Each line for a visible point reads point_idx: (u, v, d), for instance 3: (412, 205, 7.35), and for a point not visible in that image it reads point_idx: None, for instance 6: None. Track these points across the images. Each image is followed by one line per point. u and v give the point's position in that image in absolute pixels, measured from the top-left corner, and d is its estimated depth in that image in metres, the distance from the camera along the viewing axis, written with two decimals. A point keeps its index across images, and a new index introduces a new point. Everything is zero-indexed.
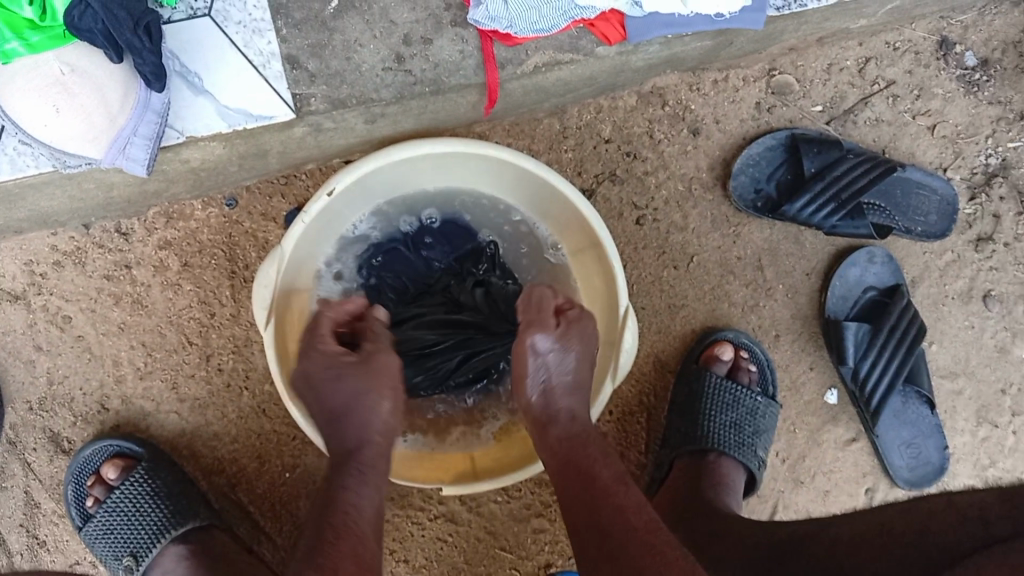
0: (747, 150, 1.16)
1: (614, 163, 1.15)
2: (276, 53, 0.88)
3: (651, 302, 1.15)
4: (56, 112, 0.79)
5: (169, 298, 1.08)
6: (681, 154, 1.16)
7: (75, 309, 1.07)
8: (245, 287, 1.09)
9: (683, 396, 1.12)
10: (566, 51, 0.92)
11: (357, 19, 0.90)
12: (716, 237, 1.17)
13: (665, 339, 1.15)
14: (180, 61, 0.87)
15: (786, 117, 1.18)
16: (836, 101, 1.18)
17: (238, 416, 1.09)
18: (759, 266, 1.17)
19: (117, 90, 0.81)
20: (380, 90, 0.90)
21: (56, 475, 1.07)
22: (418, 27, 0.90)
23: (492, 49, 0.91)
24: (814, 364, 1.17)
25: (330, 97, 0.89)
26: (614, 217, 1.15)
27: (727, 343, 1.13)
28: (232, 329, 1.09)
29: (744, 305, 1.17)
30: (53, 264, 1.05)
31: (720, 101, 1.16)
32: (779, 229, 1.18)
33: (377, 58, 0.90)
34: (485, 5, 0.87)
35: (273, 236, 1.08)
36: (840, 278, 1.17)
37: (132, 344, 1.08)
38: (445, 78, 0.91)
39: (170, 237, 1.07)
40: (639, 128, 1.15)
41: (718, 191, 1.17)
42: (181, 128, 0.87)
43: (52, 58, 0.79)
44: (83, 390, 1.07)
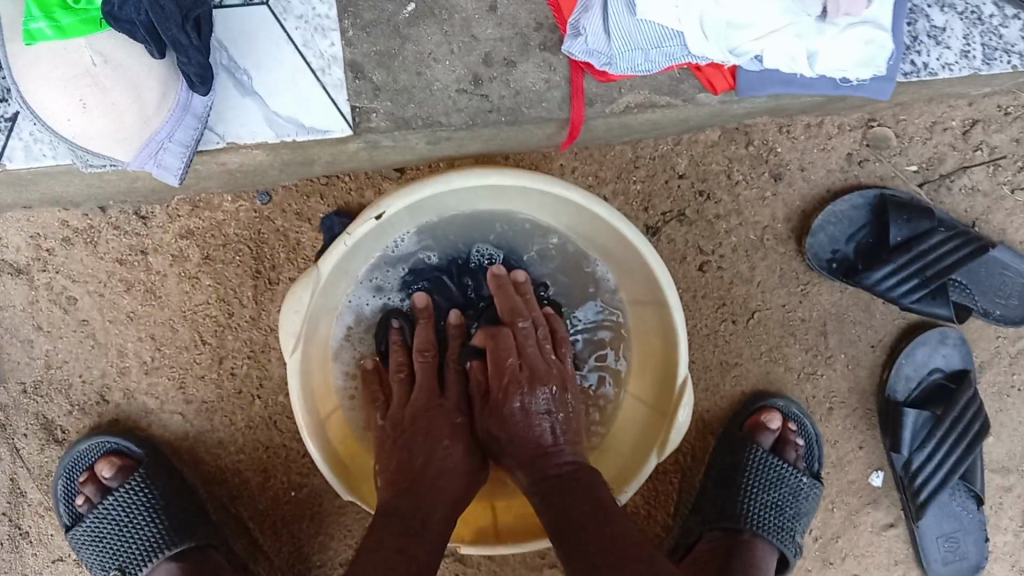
0: (831, 207, 1.06)
1: (684, 202, 1.05)
2: (338, 58, 0.77)
3: (702, 357, 1.06)
4: (83, 108, 0.68)
5: (185, 291, 0.99)
6: (757, 200, 1.06)
7: (82, 291, 0.97)
8: (268, 290, 0.99)
9: (723, 464, 1.04)
10: (663, 94, 0.81)
11: (434, 28, 0.78)
12: (781, 295, 1.07)
13: (714, 399, 1.07)
14: (229, 54, 0.76)
15: (877, 173, 1.07)
16: (933, 163, 1.07)
17: (246, 425, 1.01)
18: (823, 331, 1.08)
19: (156, 89, 0.70)
20: (450, 115, 0.79)
21: (45, 465, 0.99)
22: (502, 46, 0.79)
23: (582, 81, 0.80)
24: (864, 443, 1.09)
25: (393, 115, 0.78)
26: (675, 261, 1.06)
27: (776, 412, 1.05)
28: (250, 332, 1.00)
29: (800, 372, 1.08)
30: (62, 241, 0.96)
31: (809, 147, 1.06)
32: (849, 294, 1.08)
33: (451, 77, 0.79)
34: (584, 37, 0.75)
35: (306, 238, 0.98)
36: (908, 357, 1.08)
37: (140, 335, 0.99)
38: (524, 108, 0.80)
39: (192, 226, 0.97)
40: (716, 167, 1.05)
41: (792, 245, 1.07)
42: (221, 133, 0.76)
43: (83, 46, 0.67)
44: (82, 378, 0.99)
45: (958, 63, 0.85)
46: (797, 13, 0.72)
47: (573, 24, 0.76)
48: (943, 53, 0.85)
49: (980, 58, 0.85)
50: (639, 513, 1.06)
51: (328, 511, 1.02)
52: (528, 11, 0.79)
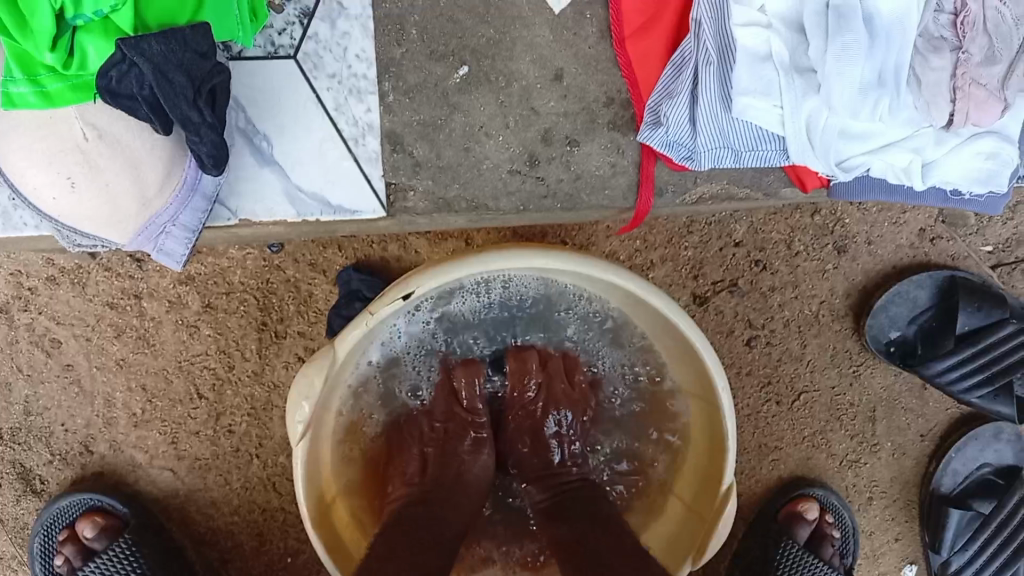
0: (897, 286, 0.96)
1: (738, 271, 0.95)
2: (374, 126, 0.66)
3: (741, 438, 0.98)
4: (70, 187, 0.57)
5: (182, 340, 0.89)
6: (816, 273, 0.97)
7: (67, 334, 0.87)
8: (274, 344, 0.90)
9: (753, 554, 0.97)
10: (743, 186, 0.71)
11: (489, 97, 0.67)
12: (831, 376, 0.99)
13: (749, 483, 0.99)
14: (246, 115, 0.65)
15: (948, 252, 0.98)
16: (1010, 245, 0.98)
17: (242, 486, 0.92)
18: (871, 417, 1.00)
19: (158, 168, 0.59)
20: (498, 198, 0.68)
21: (21, 517, 0.91)
22: (566, 123, 0.68)
23: (652, 168, 0.69)
24: (900, 534, 1.02)
25: (433, 194, 0.68)
26: (721, 334, 0.96)
27: (815, 501, 0.97)
28: (251, 387, 0.91)
29: (842, 459, 1.00)
30: (46, 279, 0.85)
31: (878, 220, 0.96)
32: (903, 379, 1.00)
33: (504, 155, 0.68)
34: (665, 127, 0.65)
35: (319, 290, 0.88)
36: (958, 452, 1.00)
37: (130, 385, 0.90)
38: (583, 194, 0.69)
39: (193, 271, 0.87)
40: (776, 236, 0.95)
41: (848, 323, 0.98)
42: (233, 209, 0.66)
43: (74, 116, 0.56)
44: (65, 427, 0.90)
45: None
46: (920, 122, 0.62)
47: (652, 108, 0.66)
48: None
49: None
50: None
51: None
52: (599, 82, 0.68)
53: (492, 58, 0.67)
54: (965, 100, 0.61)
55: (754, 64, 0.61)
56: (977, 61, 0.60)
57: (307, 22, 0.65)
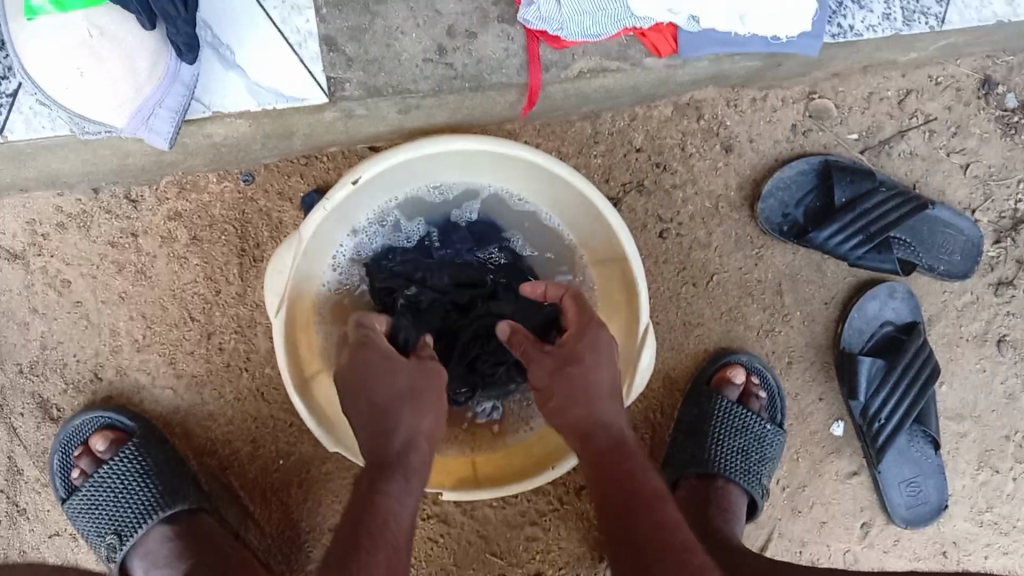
0: (778, 173, 1.14)
1: (643, 173, 1.12)
2: (313, 33, 0.84)
3: (666, 318, 1.13)
4: (80, 76, 0.75)
5: (174, 271, 1.04)
6: (710, 170, 1.14)
7: (75, 273, 1.03)
8: (253, 267, 1.05)
9: (691, 416, 1.10)
10: (613, 59, 0.89)
11: (401, 4, 0.85)
12: (737, 258, 1.15)
13: (679, 357, 1.13)
14: (213, 32, 0.82)
15: (821, 142, 1.15)
16: (872, 130, 1.16)
17: (235, 397, 1.06)
18: (778, 291, 1.15)
19: (147, 58, 0.76)
20: (418, 82, 0.86)
21: (42, 442, 1.04)
22: (464, 19, 0.86)
23: (538, 49, 0.87)
24: (823, 395, 1.16)
25: (365, 84, 0.86)
26: (637, 229, 1.13)
27: (739, 366, 1.11)
28: (236, 308, 1.05)
29: (759, 330, 1.15)
30: (56, 226, 1.02)
31: (755, 119, 1.14)
32: (802, 255, 1.15)
33: (418, 48, 0.86)
34: (537, 5, 0.83)
35: (288, 216, 1.04)
36: (859, 310, 1.15)
37: (132, 315, 1.04)
38: (485, 75, 0.87)
39: (180, 208, 1.03)
40: (671, 140, 1.12)
41: (745, 211, 1.15)
42: (207, 103, 0.83)
43: (81, 20, 0.74)
44: (77, 358, 1.04)
45: (880, 24, 0.93)
46: None
47: None
48: (867, 16, 0.93)
49: (900, 20, 0.94)
50: None
51: (316, 477, 1.07)
52: None
53: None
54: None
55: None
56: None
57: None
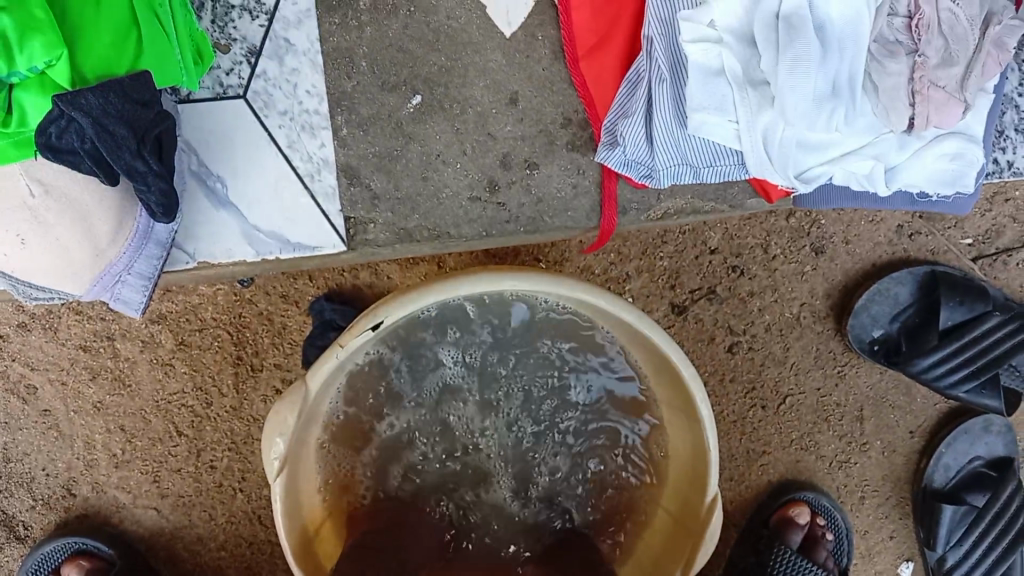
0: (878, 284, 0.95)
1: (715, 278, 0.94)
2: (329, 161, 0.66)
3: (727, 444, 0.98)
4: (21, 244, 0.57)
5: (157, 380, 0.88)
6: (795, 276, 0.96)
7: (42, 379, 0.87)
8: (250, 377, 0.89)
9: (747, 560, 0.96)
10: (708, 200, 0.70)
11: (444, 125, 0.66)
12: (816, 378, 0.98)
13: (739, 490, 0.98)
14: (198, 158, 0.64)
15: (928, 247, 0.97)
16: (991, 236, 0.97)
17: (227, 520, 0.92)
18: (859, 416, 0.99)
19: (109, 219, 0.58)
20: (460, 226, 0.68)
21: (7, 563, 0.91)
22: (524, 146, 0.67)
23: (615, 188, 0.68)
24: (894, 532, 1.02)
25: (394, 226, 0.67)
26: (703, 341, 0.96)
27: (806, 505, 0.96)
28: (230, 423, 0.90)
29: (831, 460, 0.99)
30: (17, 326, 0.85)
31: (855, 218, 0.95)
32: (889, 376, 0.99)
33: (463, 182, 0.67)
34: (622, 147, 0.64)
35: (292, 322, 0.88)
36: (949, 446, 0.99)
37: (109, 426, 0.89)
38: (546, 218, 0.69)
39: (164, 310, 0.86)
40: (752, 240, 0.94)
41: (830, 324, 0.97)
42: (191, 253, 0.65)
43: (18, 174, 0.55)
44: (46, 471, 0.90)
45: None
46: (879, 130, 0.61)
47: (608, 129, 0.65)
48: None
49: None
50: None
51: None
52: (555, 104, 0.67)
53: (445, 85, 0.66)
54: (925, 105, 0.59)
55: (706, 80, 0.60)
56: (935, 64, 0.59)
57: (254, 60, 0.64)
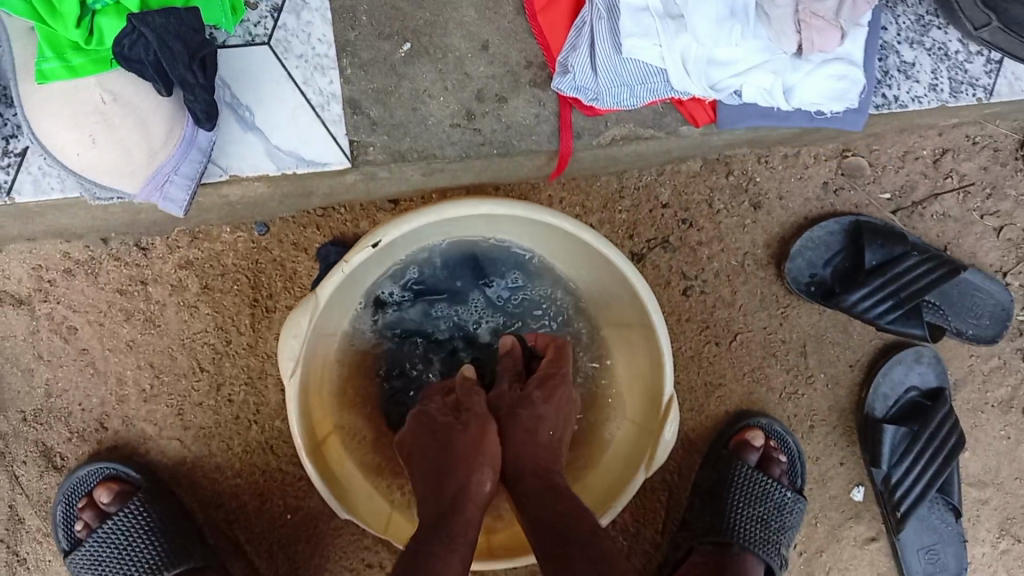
0: (809, 232, 1.10)
1: (668, 230, 1.09)
2: (336, 95, 0.81)
3: (687, 378, 1.10)
4: (92, 143, 0.71)
5: (183, 320, 1.01)
6: (738, 227, 1.10)
7: (82, 320, 1.00)
8: (265, 318, 1.02)
9: (710, 480, 1.07)
10: (647, 127, 0.86)
11: (429, 67, 0.82)
12: (762, 318, 1.11)
13: (699, 419, 1.11)
14: (232, 91, 0.79)
15: (852, 201, 1.12)
16: (906, 190, 1.12)
17: (243, 450, 1.03)
18: (802, 352, 1.12)
19: (162, 124, 0.73)
20: (444, 148, 0.83)
21: (44, 492, 1.01)
22: (495, 83, 0.83)
23: (570, 116, 0.84)
24: (844, 459, 1.13)
25: (390, 148, 0.82)
26: (660, 286, 1.10)
27: (759, 430, 1.08)
28: (247, 359, 1.02)
29: (781, 392, 1.12)
30: (64, 272, 0.98)
31: (786, 176, 1.10)
32: (827, 316, 1.12)
33: (445, 112, 0.83)
34: (572, 74, 0.79)
35: (302, 267, 1.01)
36: (884, 376, 1.12)
37: (140, 364, 1.01)
38: (514, 141, 0.84)
39: (191, 257, 1.00)
40: (698, 196, 1.09)
41: (771, 270, 1.12)
42: (224, 167, 0.80)
43: (93, 85, 0.71)
44: (82, 407, 1.01)
45: (927, 96, 0.89)
46: (774, 51, 0.77)
47: (562, 62, 0.81)
48: (913, 87, 0.90)
49: (948, 91, 0.90)
50: (629, 530, 1.09)
51: (324, 533, 1.04)
52: (518, 49, 0.83)
53: (429, 35, 0.82)
54: (808, 31, 0.75)
55: (635, 14, 0.76)
56: None
57: (277, 15, 0.80)
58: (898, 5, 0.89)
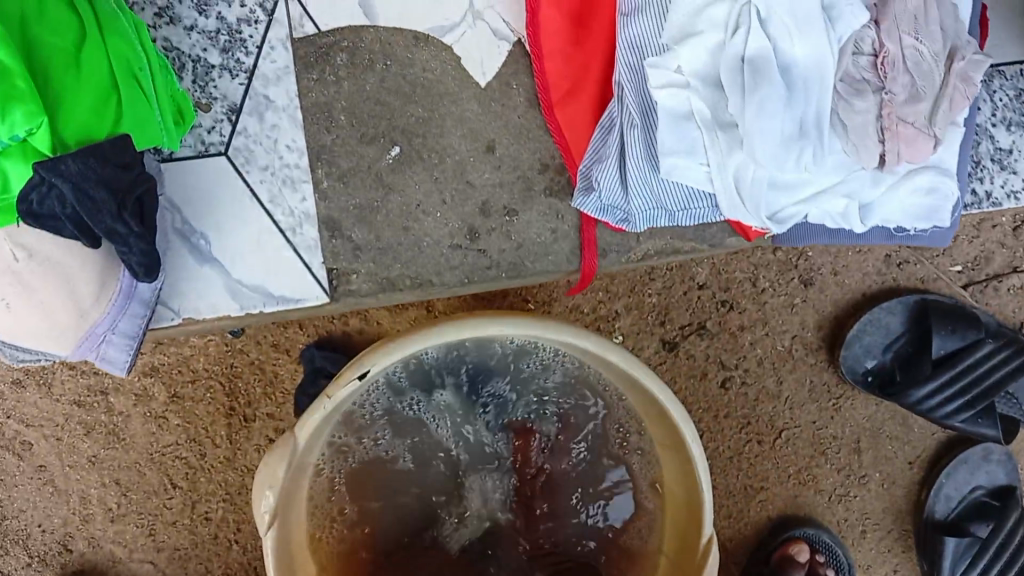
0: (867, 315, 0.95)
1: (705, 314, 0.94)
2: (310, 214, 0.70)
3: (725, 481, 0.97)
4: (6, 308, 0.58)
5: (151, 432, 0.89)
6: (785, 308, 0.96)
7: (37, 435, 0.88)
8: (243, 427, 0.89)
9: None
10: (687, 240, 0.74)
11: (422, 172, 0.70)
12: (811, 410, 0.98)
13: (738, 526, 0.98)
14: (183, 216, 0.69)
15: (917, 276, 0.97)
16: (980, 263, 0.97)
17: (223, 573, 0.91)
18: (856, 449, 0.99)
19: (91, 280, 0.59)
20: (442, 273, 0.71)
21: None
22: (502, 193, 0.71)
23: (594, 232, 0.72)
24: (899, 566, 1.01)
25: (376, 276, 0.70)
26: (696, 378, 0.96)
27: (804, 542, 0.95)
28: (224, 474, 0.90)
29: (831, 494, 0.99)
30: (12, 383, 0.87)
31: (841, 250, 0.96)
32: (885, 407, 0.98)
33: (443, 231, 0.71)
34: (598, 193, 0.68)
35: (284, 370, 0.88)
36: (949, 476, 0.98)
37: (104, 481, 0.89)
38: (526, 263, 0.72)
39: (157, 363, 0.87)
40: (740, 274, 0.94)
41: (822, 356, 0.97)
42: (176, 310, 0.69)
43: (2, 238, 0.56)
44: (42, 527, 0.90)
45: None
46: (851, 168, 0.62)
47: (585, 175, 0.69)
48: (1009, 178, 0.78)
49: None
50: None
51: None
52: (530, 149, 0.72)
53: (423, 134, 0.71)
54: (895, 139, 0.60)
55: (676, 126, 0.62)
56: (903, 100, 0.60)
57: (235, 117, 0.69)
58: (995, 79, 0.78)
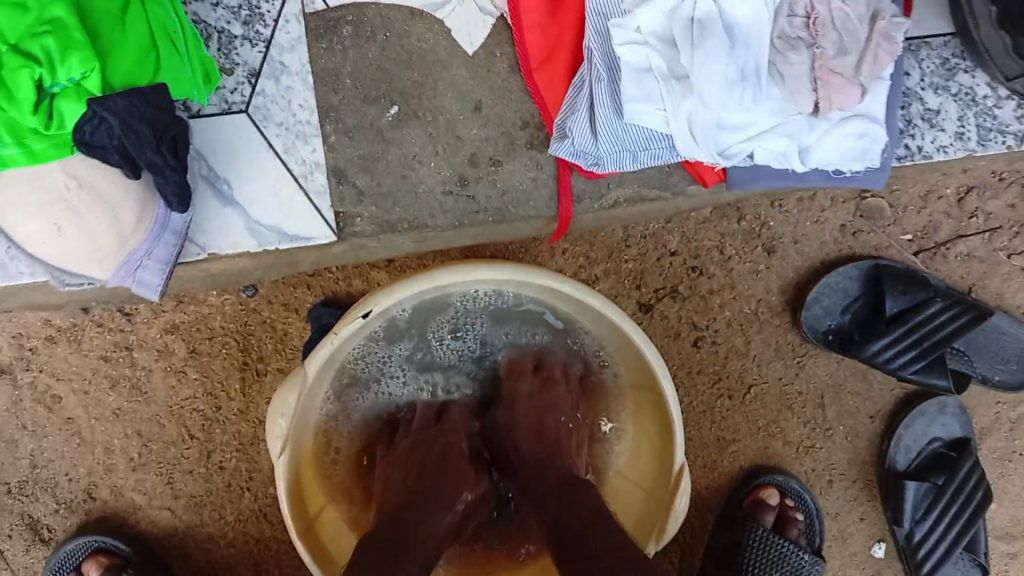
0: (826, 279, 1.04)
1: (678, 278, 1.03)
2: (319, 163, 0.82)
3: (699, 434, 1.05)
4: (58, 232, 0.67)
5: (170, 386, 0.97)
6: (750, 273, 1.05)
7: (66, 389, 0.96)
8: (256, 381, 0.97)
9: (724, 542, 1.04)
10: (652, 187, 0.85)
11: (419, 131, 0.82)
12: (778, 367, 1.06)
13: (712, 475, 1.06)
14: (207, 164, 0.80)
15: (871, 244, 1.06)
16: (928, 231, 1.06)
17: (235, 519, 0.99)
18: (820, 404, 1.07)
19: (133, 209, 0.69)
20: (436, 217, 0.83)
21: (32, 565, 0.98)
22: (489, 146, 0.83)
23: (569, 179, 0.83)
24: (865, 515, 1.08)
25: (378, 219, 0.82)
26: (670, 337, 1.04)
27: (775, 488, 1.04)
28: (238, 425, 0.98)
29: (798, 446, 1.07)
30: (45, 339, 0.95)
31: (801, 220, 1.05)
32: (846, 365, 1.07)
33: (436, 179, 0.83)
34: (571, 139, 0.78)
35: (294, 328, 0.96)
36: (907, 428, 1.06)
37: (127, 432, 0.97)
38: (510, 208, 0.84)
39: (177, 321, 0.96)
40: (709, 242, 1.03)
41: (786, 317, 1.06)
42: (201, 245, 0.81)
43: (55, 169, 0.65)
44: (69, 476, 0.97)
45: (952, 145, 0.91)
46: (788, 112, 0.75)
47: (560, 125, 0.79)
48: (938, 135, 0.91)
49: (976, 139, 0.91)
50: None
51: None
52: (514, 109, 0.83)
53: (418, 96, 0.82)
54: (826, 88, 0.73)
55: (638, 76, 0.74)
56: (832, 54, 0.73)
57: (254, 81, 0.81)
58: (922, 48, 0.90)
